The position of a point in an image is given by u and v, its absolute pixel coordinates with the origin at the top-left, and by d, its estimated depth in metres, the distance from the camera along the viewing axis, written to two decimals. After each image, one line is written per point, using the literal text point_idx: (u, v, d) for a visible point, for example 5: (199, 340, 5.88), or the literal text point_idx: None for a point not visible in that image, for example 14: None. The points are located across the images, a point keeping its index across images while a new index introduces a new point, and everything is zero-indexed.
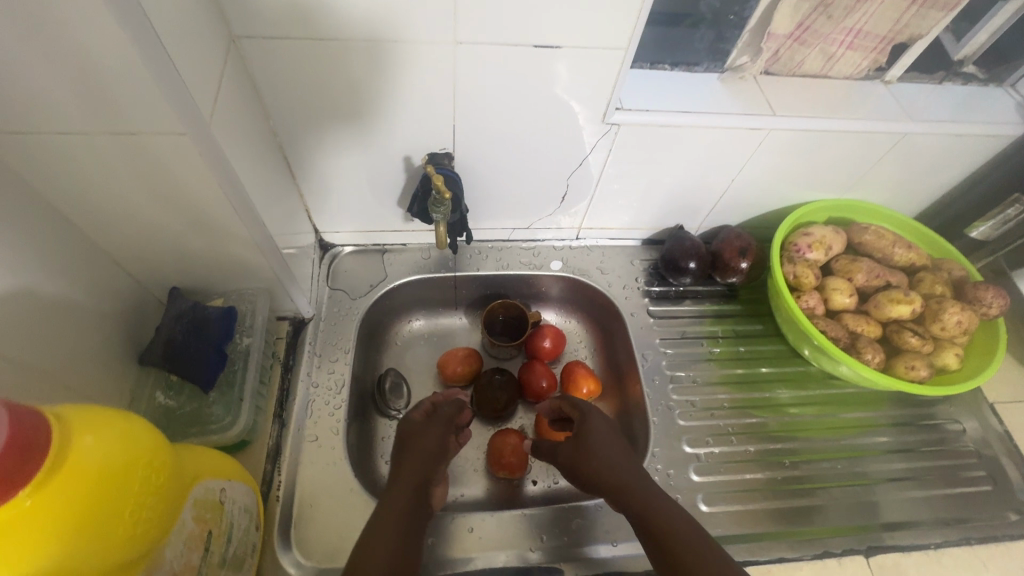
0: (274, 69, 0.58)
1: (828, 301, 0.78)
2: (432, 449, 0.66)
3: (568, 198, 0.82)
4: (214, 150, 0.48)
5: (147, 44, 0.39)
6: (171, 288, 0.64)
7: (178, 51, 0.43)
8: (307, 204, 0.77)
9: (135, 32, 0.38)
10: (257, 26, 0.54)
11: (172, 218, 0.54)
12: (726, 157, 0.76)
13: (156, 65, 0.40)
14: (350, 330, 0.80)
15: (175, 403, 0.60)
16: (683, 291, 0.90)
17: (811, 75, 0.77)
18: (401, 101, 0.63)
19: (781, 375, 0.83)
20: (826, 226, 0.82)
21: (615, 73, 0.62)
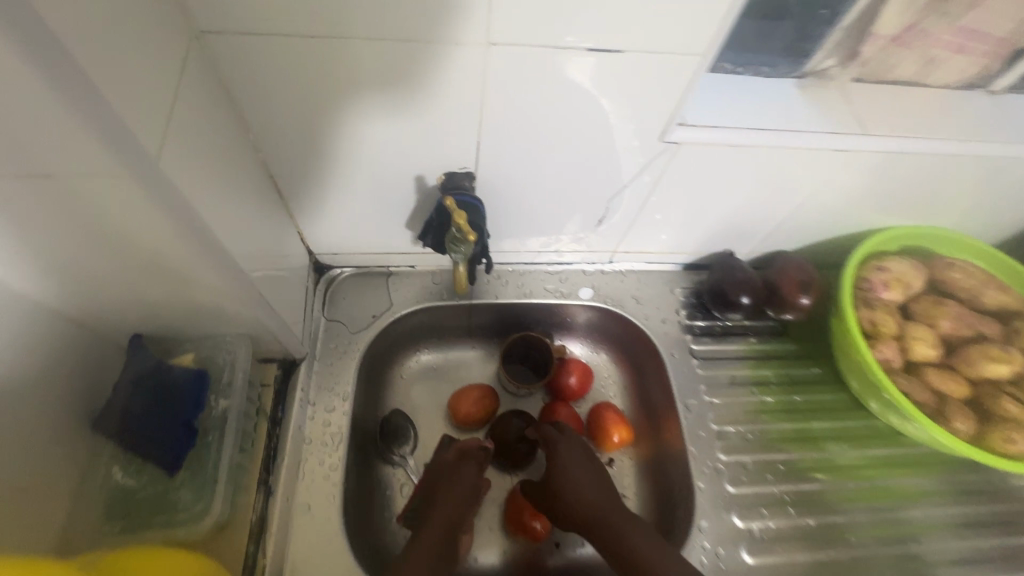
0: (254, 72, 0.46)
1: (908, 352, 0.67)
2: (463, 493, 0.63)
3: (605, 220, 0.71)
4: (166, 190, 0.36)
5: (55, 58, 0.28)
6: (132, 336, 0.52)
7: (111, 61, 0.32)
8: (298, 224, 0.65)
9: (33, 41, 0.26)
10: (228, 18, 0.41)
11: (124, 267, 0.42)
12: (798, 180, 0.64)
13: (71, 87, 0.29)
14: (349, 372, 0.69)
15: (134, 484, 0.49)
16: (729, 327, 0.78)
17: (902, 83, 0.64)
18: (414, 111, 0.51)
19: (842, 432, 0.72)
20: (904, 261, 0.70)
21: (686, 85, 0.50)
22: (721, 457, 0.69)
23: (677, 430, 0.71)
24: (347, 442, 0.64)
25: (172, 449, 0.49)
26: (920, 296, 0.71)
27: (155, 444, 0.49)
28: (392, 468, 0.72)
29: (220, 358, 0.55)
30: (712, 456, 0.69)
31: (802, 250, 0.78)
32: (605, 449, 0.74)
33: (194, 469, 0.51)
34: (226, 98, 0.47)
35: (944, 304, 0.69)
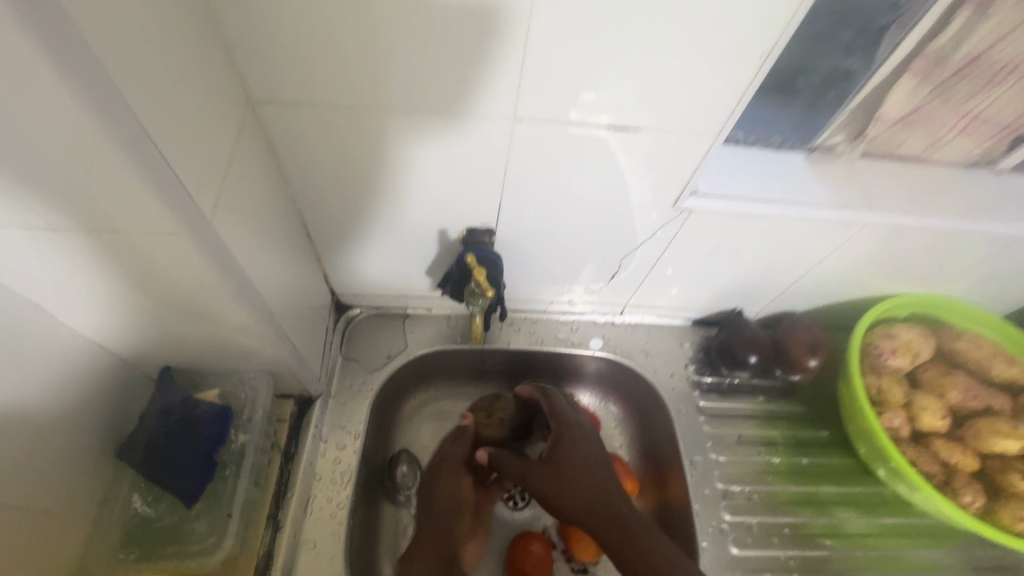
0: (299, 135, 0.51)
1: (915, 421, 0.68)
2: (450, 500, 0.65)
3: (618, 275, 0.73)
4: (218, 248, 0.40)
5: (138, 144, 0.32)
6: (160, 369, 0.55)
7: (180, 139, 0.36)
8: (324, 266, 0.69)
9: (121, 130, 0.30)
10: (280, 91, 0.47)
11: (161, 309, 0.47)
12: (804, 246, 0.66)
13: (146, 166, 0.33)
14: (361, 411, 0.70)
15: (154, 513, 0.52)
16: (737, 385, 0.79)
17: (908, 159, 0.66)
18: (441, 171, 0.55)
19: (851, 498, 0.72)
20: (913, 329, 0.71)
21: (702, 161, 0.54)
22: (727, 517, 0.69)
23: (682, 486, 0.72)
24: (355, 481, 0.65)
25: (191, 481, 0.51)
26: (926, 363, 0.71)
27: (176, 477, 0.51)
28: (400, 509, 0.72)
29: (242, 395, 0.58)
30: (717, 514, 0.69)
31: (811, 312, 0.79)
32: (610, 501, 0.76)
33: (210, 500, 0.53)
34: (271, 155, 0.52)
35: (952, 374, 0.70)
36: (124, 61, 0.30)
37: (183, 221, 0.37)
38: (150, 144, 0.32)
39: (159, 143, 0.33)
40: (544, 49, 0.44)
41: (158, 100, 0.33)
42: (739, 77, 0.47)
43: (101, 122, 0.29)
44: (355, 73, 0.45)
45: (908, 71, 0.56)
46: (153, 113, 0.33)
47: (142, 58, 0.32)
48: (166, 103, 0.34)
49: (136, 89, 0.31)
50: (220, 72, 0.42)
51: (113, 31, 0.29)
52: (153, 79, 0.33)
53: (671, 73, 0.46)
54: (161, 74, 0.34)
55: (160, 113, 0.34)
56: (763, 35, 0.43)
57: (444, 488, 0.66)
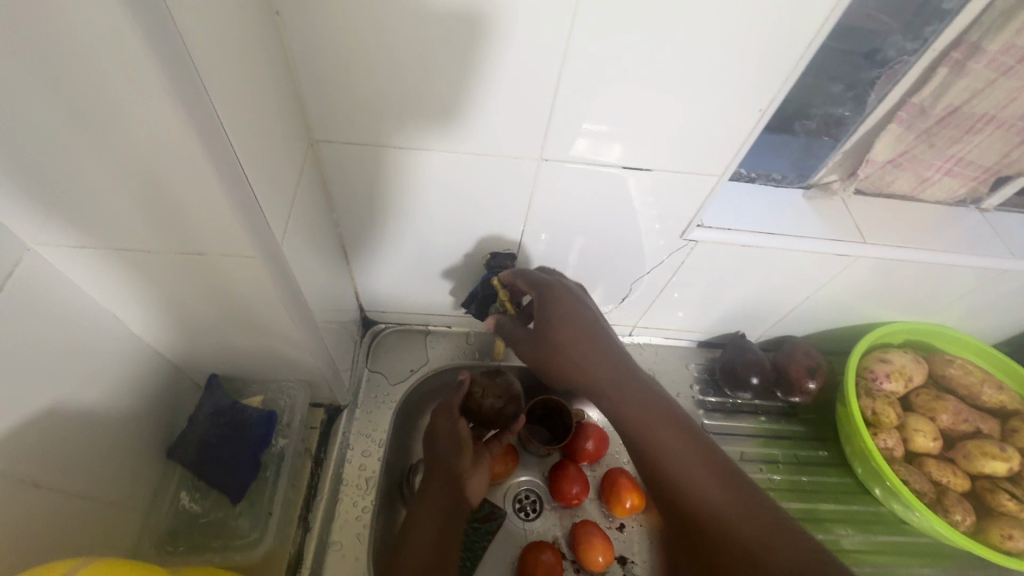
0: (348, 167, 0.57)
1: (908, 442, 0.72)
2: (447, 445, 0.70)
3: (629, 298, 0.78)
4: (283, 269, 0.46)
5: (237, 185, 0.38)
6: (210, 376, 0.60)
7: (266, 180, 0.42)
8: (356, 284, 0.75)
9: (225, 173, 0.36)
10: (336, 131, 0.54)
11: (222, 320, 0.52)
12: (802, 275, 0.71)
13: (241, 204, 0.39)
14: (385, 421, 0.75)
15: (199, 508, 0.56)
16: (740, 405, 0.83)
17: (899, 197, 0.72)
18: (471, 198, 0.61)
19: (850, 516, 0.75)
20: (905, 354, 0.75)
21: (708, 198, 0.61)
22: None
23: None
24: (378, 486, 0.69)
25: (237, 479, 0.55)
26: (919, 388, 0.75)
27: (224, 474, 0.55)
28: None
29: (281, 402, 0.63)
30: None
31: (811, 336, 0.84)
32: (617, 513, 0.80)
33: (252, 498, 0.57)
34: (321, 184, 0.59)
35: (944, 398, 0.73)
36: (233, 119, 0.36)
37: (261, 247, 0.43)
38: (247, 186, 0.39)
39: (253, 183, 0.39)
40: (572, 95, 0.50)
41: (253, 149, 0.39)
42: (743, 126, 0.53)
43: (212, 167, 0.35)
44: (404, 117, 0.52)
45: (894, 120, 0.62)
46: (249, 159, 0.39)
47: (244, 114, 0.38)
48: (257, 152, 0.40)
49: (240, 140, 0.37)
50: (291, 116, 0.49)
51: (226, 95, 0.35)
52: (249, 131, 0.39)
53: (683, 122, 0.53)
54: (255, 128, 0.40)
55: (254, 160, 0.40)
56: (763, 91, 0.50)
57: (440, 434, 0.71)
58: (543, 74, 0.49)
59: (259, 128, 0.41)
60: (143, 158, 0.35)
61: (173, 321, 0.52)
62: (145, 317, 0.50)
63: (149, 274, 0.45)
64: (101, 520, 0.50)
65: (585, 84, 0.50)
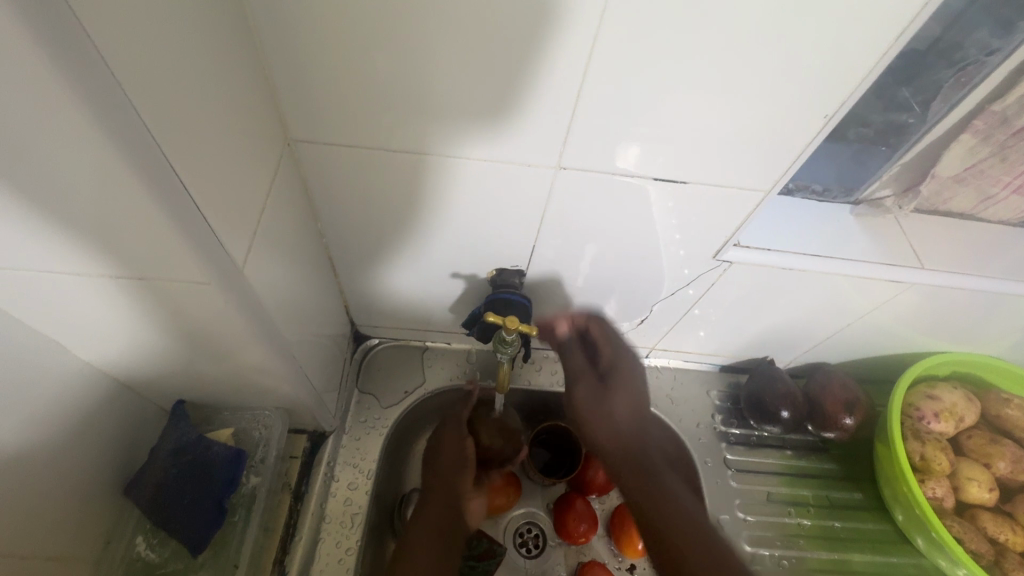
0: (335, 171, 0.50)
1: (959, 491, 0.66)
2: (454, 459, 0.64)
3: (648, 320, 0.71)
4: (245, 291, 0.40)
5: (158, 175, 0.30)
6: (176, 403, 0.53)
7: (212, 175, 0.35)
8: (346, 297, 0.68)
9: (138, 163, 0.29)
10: (318, 130, 0.47)
11: (182, 345, 0.45)
12: (844, 301, 0.64)
13: (165, 200, 0.31)
14: (376, 448, 0.67)
15: (157, 557, 0.51)
16: (766, 439, 0.76)
17: (956, 215, 0.64)
18: (474, 207, 0.54)
19: (889, 569, 0.67)
20: (956, 392, 0.69)
21: (747, 215, 0.53)
22: None
23: None
24: (365, 525, 0.62)
25: (200, 528, 0.50)
26: (971, 429, 0.69)
27: (186, 521, 0.50)
28: None
29: (256, 433, 0.57)
30: None
31: (847, 365, 0.76)
32: (627, 555, 0.72)
33: (217, 548, 0.52)
34: (303, 189, 0.52)
35: (1000, 443, 0.67)
36: (155, 100, 0.29)
37: (205, 256, 0.36)
38: (174, 179, 0.31)
39: (185, 177, 0.32)
40: (596, 94, 0.43)
41: (185, 135, 0.32)
42: (804, 131, 0.45)
43: (118, 154, 0.28)
44: (394, 113, 0.45)
45: (966, 130, 0.54)
46: (182, 150, 0.32)
47: (172, 96, 0.31)
48: (195, 136, 0.33)
49: (164, 124, 0.30)
50: (259, 109, 0.42)
51: (142, 70, 0.28)
52: (184, 116, 0.32)
53: (723, 126, 0.45)
54: (190, 110, 0.32)
55: (189, 149, 0.32)
56: (823, 95, 0.42)
57: (446, 450, 0.65)
58: (565, 68, 0.41)
59: (199, 113, 0.33)
60: (45, 162, 0.28)
61: (126, 349, 0.45)
62: (89, 344, 0.43)
63: (87, 298, 0.38)
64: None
65: (609, 81, 0.42)
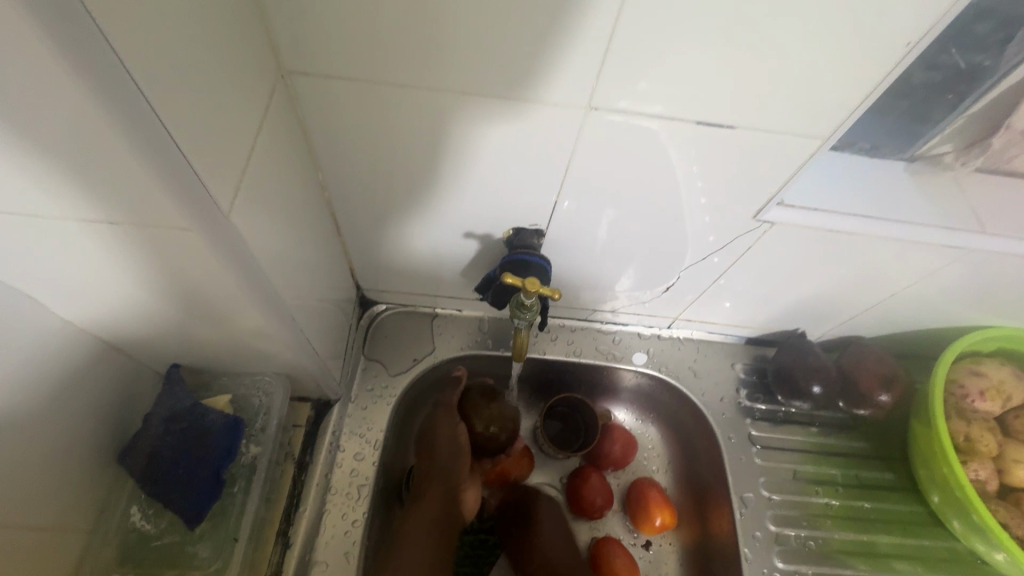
0: (335, 111, 0.45)
1: (1003, 475, 0.62)
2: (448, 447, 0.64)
3: (673, 288, 0.66)
4: (236, 245, 0.36)
5: (120, 94, 0.25)
6: (170, 367, 0.50)
7: (190, 100, 0.30)
8: (351, 257, 0.64)
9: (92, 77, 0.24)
10: (316, 63, 0.41)
11: (170, 304, 0.41)
12: (890, 270, 0.59)
13: (132, 125, 0.26)
14: (383, 418, 0.64)
15: (152, 529, 0.49)
16: (793, 415, 0.72)
17: (1022, 176, 0.58)
18: (491, 158, 0.49)
19: (920, 553, 0.64)
20: (1006, 369, 0.64)
21: (795, 171, 0.48)
22: (779, 565, 0.63)
23: (729, 524, 0.66)
24: (372, 497, 0.59)
25: (196, 500, 0.47)
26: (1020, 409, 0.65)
27: (182, 493, 0.47)
28: None
29: (256, 400, 0.54)
30: (767, 561, 0.63)
31: (886, 339, 0.71)
32: (644, 531, 0.69)
33: (216, 520, 0.50)
34: (301, 133, 0.47)
35: None
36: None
37: (185, 200, 0.31)
38: (138, 98, 0.26)
39: (155, 100, 0.27)
40: (636, 24, 0.37)
41: (154, 49, 0.27)
42: (878, 68, 0.39)
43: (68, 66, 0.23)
44: (402, 44, 0.39)
45: None
46: (150, 66, 0.26)
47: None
48: (166, 52, 0.28)
49: (126, 31, 0.25)
50: (247, 36, 0.36)
51: None
52: (155, 26, 0.26)
53: (781, 63, 0.39)
54: (161, 21, 0.27)
55: (160, 66, 0.27)
56: (906, 23, 0.36)
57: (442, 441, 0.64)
58: None
59: (175, 26, 0.28)
60: None
61: (111, 308, 0.41)
62: (70, 302, 0.39)
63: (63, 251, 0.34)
64: (26, 547, 0.42)
65: (652, 7, 0.36)
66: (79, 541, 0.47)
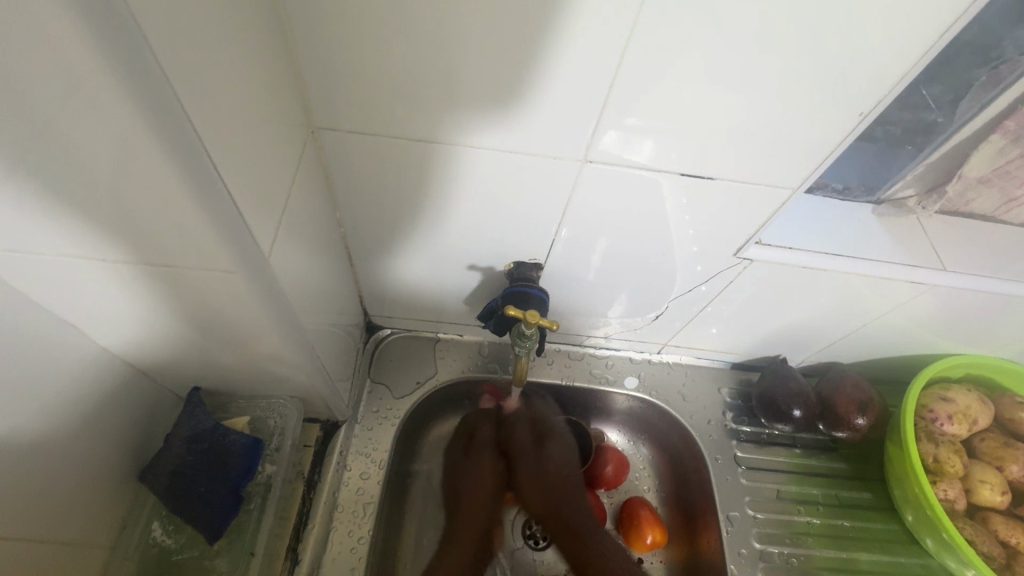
0: (356, 159, 0.50)
1: (970, 493, 0.67)
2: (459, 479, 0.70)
3: (663, 316, 0.70)
4: (270, 283, 0.40)
5: (191, 157, 0.30)
6: (192, 389, 0.54)
7: (243, 159, 0.34)
8: (360, 286, 0.67)
9: (170, 143, 0.29)
10: (341, 118, 0.46)
11: (200, 333, 0.45)
12: (862, 302, 0.63)
13: (194, 181, 0.31)
14: (388, 439, 0.67)
15: (172, 543, 0.52)
16: (776, 437, 0.76)
17: (978, 217, 0.63)
18: (494, 198, 0.53)
19: (896, 569, 0.68)
20: (971, 394, 0.70)
21: (771, 213, 0.53)
22: None
23: (716, 542, 0.69)
24: (377, 514, 0.62)
25: (215, 516, 0.51)
26: (984, 432, 0.71)
27: (204, 509, 0.51)
28: (417, 540, 0.68)
29: (271, 421, 0.58)
30: None
31: (862, 365, 0.76)
32: (636, 550, 0.71)
33: (232, 536, 0.53)
34: (323, 177, 0.51)
35: (1012, 446, 0.69)
36: (191, 82, 0.29)
37: (231, 243, 0.35)
38: (206, 162, 0.31)
39: (218, 162, 0.32)
40: (628, 84, 0.42)
41: (218, 119, 0.31)
42: (840, 127, 0.44)
43: (153, 138, 0.28)
44: (421, 103, 0.44)
45: (997, 130, 0.54)
46: (214, 133, 0.31)
47: (209, 80, 0.30)
48: (226, 120, 0.32)
49: (200, 109, 0.30)
50: (286, 96, 0.41)
51: (183, 49, 0.27)
52: (219, 99, 0.31)
53: (756, 122, 0.44)
54: (223, 96, 0.32)
55: (222, 132, 0.32)
56: (860, 92, 0.42)
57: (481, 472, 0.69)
58: (598, 59, 0.41)
59: (233, 95, 0.33)
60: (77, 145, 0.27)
61: (147, 336, 0.45)
62: (109, 328, 0.43)
63: (112, 284, 0.38)
64: (55, 557, 0.45)
65: (642, 71, 0.41)
66: (101, 555, 0.50)
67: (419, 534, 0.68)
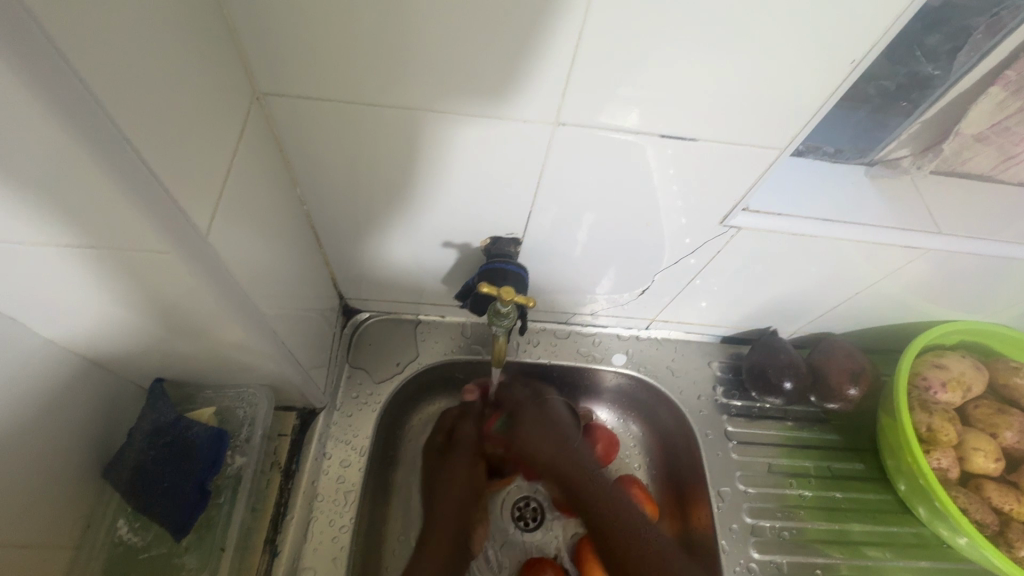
0: (310, 131, 0.47)
1: (964, 462, 0.67)
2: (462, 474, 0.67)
3: (649, 291, 0.68)
4: (216, 266, 0.37)
5: (99, 129, 0.26)
6: (155, 381, 0.51)
7: (165, 131, 0.31)
8: (332, 268, 0.64)
9: (72, 117, 0.25)
10: (288, 84, 0.42)
11: (153, 324, 0.43)
12: (854, 272, 0.61)
13: (106, 158, 0.27)
14: (368, 425, 0.65)
15: (139, 541, 0.51)
16: (767, 410, 0.74)
17: (974, 177, 0.60)
18: (464, 169, 0.50)
19: (888, 539, 0.67)
20: (965, 361, 0.68)
21: (759, 176, 0.50)
22: (755, 556, 0.65)
23: (707, 518, 0.68)
24: (359, 503, 0.61)
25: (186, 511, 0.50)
26: (978, 399, 0.70)
27: (172, 505, 0.49)
28: (397, 528, 0.66)
29: (240, 411, 0.56)
30: (744, 553, 0.65)
31: (854, 334, 0.74)
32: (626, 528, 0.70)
33: (203, 531, 0.52)
34: (278, 152, 0.48)
35: (1007, 413, 0.68)
36: (85, 37, 0.25)
37: (162, 223, 0.32)
38: (104, 116, 0.26)
39: (131, 134, 0.28)
40: (599, 46, 0.39)
41: (119, 68, 0.27)
42: (831, 82, 0.41)
43: (47, 108, 0.25)
44: (370, 62, 0.41)
45: (996, 82, 0.52)
46: (125, 100, 0.27)
47: (111, 32, 0.26)
48: (132, 72, 0.28)
49: (98, 64, 0.26)
50: (221, 59, 0.37)
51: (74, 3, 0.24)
52: (127, 55, 0.27)
53: (739, 80, 0.41)
54: (133, 53, 0.28)
55: (126, 87, 0.28)
56: (852, 43, 0.38)
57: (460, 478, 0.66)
58: (565, 20, 0.37)
59: (143, 47, 0.29)
60: None
61: (94, 331, 0.42)
62: (51, 325, 0.40)
63: (43, 276, 0.35)
64: (17, 563, 0.42)
65: (614, 31, 0.38)
66: (66, 555, 0.48)
67: (402, 519, 0.67)
